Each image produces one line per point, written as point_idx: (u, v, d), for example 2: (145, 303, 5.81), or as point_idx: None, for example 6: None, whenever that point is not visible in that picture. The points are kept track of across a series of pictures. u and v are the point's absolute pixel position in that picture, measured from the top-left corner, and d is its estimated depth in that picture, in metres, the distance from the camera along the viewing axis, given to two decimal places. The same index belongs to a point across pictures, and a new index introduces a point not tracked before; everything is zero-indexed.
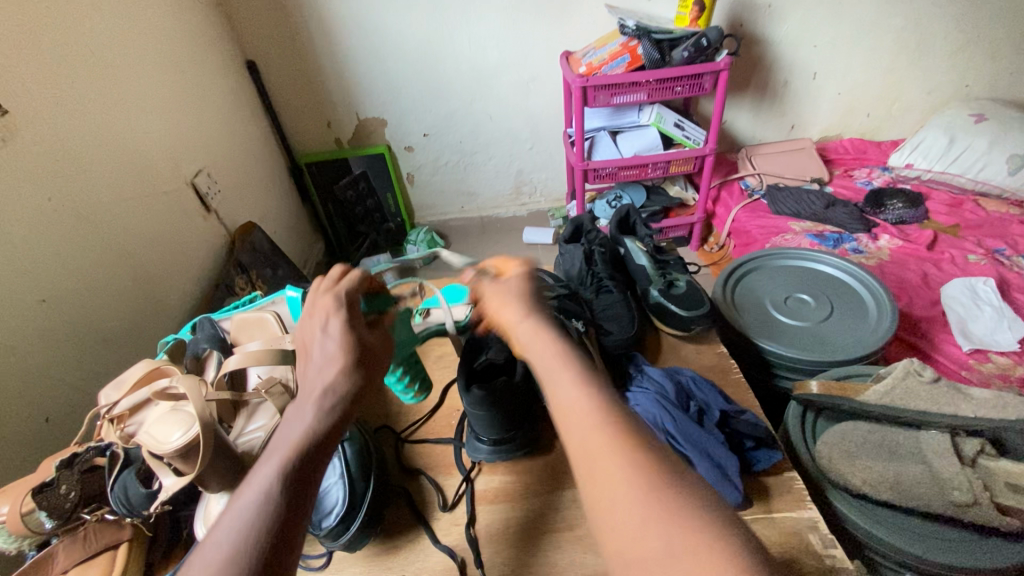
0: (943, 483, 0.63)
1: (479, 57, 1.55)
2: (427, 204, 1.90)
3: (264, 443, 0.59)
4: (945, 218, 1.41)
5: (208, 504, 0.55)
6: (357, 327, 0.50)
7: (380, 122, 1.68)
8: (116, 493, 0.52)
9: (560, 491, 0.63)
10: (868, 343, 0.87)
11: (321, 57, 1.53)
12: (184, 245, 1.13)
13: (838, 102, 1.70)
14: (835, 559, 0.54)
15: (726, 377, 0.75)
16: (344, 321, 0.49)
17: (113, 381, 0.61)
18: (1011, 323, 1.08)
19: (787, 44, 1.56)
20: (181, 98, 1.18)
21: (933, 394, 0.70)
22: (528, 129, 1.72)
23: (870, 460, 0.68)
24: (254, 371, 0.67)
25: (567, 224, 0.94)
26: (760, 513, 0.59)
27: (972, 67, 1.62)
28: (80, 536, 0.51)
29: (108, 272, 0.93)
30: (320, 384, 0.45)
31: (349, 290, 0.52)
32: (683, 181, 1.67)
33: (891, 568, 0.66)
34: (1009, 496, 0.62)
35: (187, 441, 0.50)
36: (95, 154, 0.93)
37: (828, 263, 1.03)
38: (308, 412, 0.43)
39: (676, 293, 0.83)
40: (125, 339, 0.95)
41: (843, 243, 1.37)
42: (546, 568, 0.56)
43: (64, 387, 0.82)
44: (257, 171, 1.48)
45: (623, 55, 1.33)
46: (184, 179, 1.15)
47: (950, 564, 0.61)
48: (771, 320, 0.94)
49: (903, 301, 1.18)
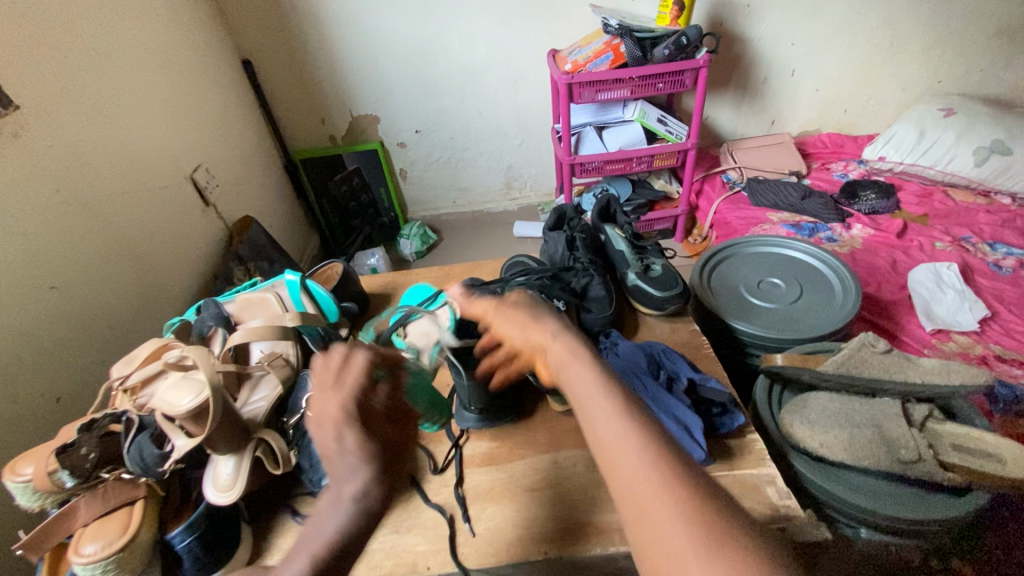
0: (892, 442, 0.69)
1: (469, 55, 1.60)
2: (420, 199, 1.95)
3: (267, 410, 0.64)
4: (915, 208, 1.48)
5: (215, 466, 0.59)
6: (377, 429, 0.44)
7: (373, 119, 1.73)
8: (131, 455, 0.56)
9: (542, 455, 0.69)
10: (833, 322, 0.93)
11: (315, 56, 1.57)
12: (184, 237, 1.17)
13: (816, 98, 1.76)
14: (790, 508, 0.60)
15: (698, 352, 0.81)
16: (360, 432, 0.42)
17: (124, 358, 0.67)
18: (971, 305, 1.14)
19: (765, 42, 1.62)
20: (180, 96, 1.23)
21: (884, 362, 0.77)
22: (517, 126, 1.78)
23: (828, 425, 0.72)
24: (256, 347, 0.72)
25: (551, 213, 0.99)
26: (722, 470, 0.65)
27: (944, 64, 1.68)
28: (99, 492, 0.56)
29: (114, 261, 0.97)
30: (347, 493, 0.41)
31: (356, 392, 0.44)
32: (667, 175, 1.73)
33: (848, 524, 0.72)
34: (951, 454, 0.68)
35: (198, 404, 0.55)
36: (100, 149, 0.97)
37: (797, 249, 1.09)
38: (335, 515, 0.41)
39: (653, 275, 0.89)
40: (130, 325, 0.99)
41: (817, 233, 1.44)
42: (528, 521, 0.62)
43: (75, 369, 0.86)
44: (253, 167, 1.52)
45: (606, 53, 1.38)
46: (183, 173, 1.19)
47: (899, 518, 0.67)
48: (744, 302, 1.00)
49: (872, 286, 1.24)
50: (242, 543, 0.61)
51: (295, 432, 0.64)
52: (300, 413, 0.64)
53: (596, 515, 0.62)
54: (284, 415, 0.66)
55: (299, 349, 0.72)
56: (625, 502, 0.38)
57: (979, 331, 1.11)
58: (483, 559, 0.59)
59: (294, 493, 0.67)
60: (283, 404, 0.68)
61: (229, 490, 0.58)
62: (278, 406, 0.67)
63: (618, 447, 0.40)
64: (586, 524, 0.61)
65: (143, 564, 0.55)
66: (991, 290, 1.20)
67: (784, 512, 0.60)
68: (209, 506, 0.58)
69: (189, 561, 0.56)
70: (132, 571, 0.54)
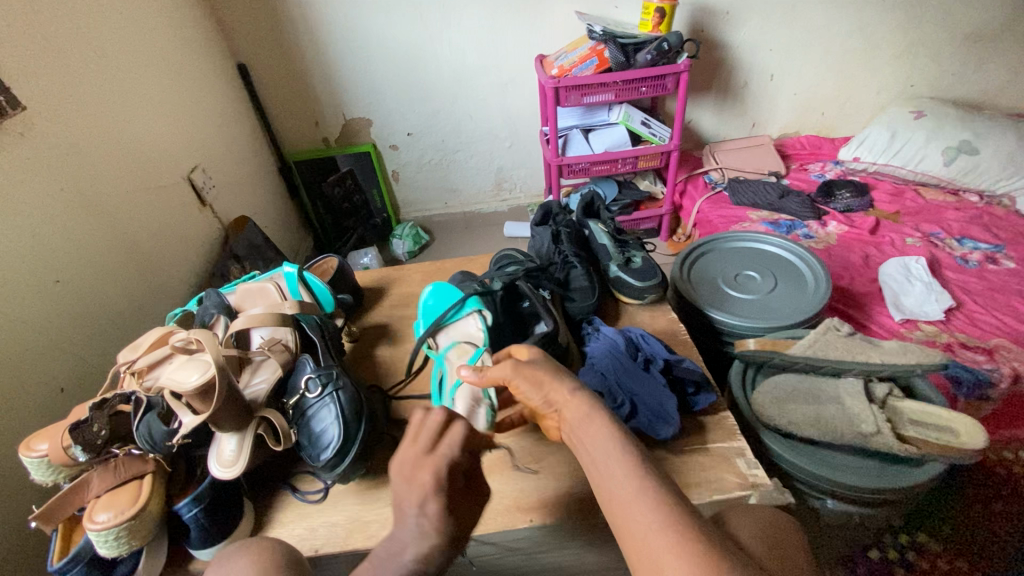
0: (854, 417, 0.74)
1: (459, 60, 1.65)
2: (412, 201, 1.99)
3: (267, 391, 0.68)
4: (888, 206, 1.54)
5: (219, 444, 0.63)
6: (454, 504, 0.45)
7: (366, 122, 1.77)
8: (141, 431, 0.60)
9: (528, 433, 0.73)
10: (804, 311, 0.98)
11: (308, 60, 1.62)
12: (182, 235, 1.20)
13: (795, 102, 1.83)
14: (758, 476, 0.65)
15: (675, 339, 0.86)
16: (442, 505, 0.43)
17: (129, 345, 0.70)
18: (938, 296, 1.20)
19: (745, 48, 1.68)
20: (177, 99, 1.26)
21: (848, 345, 0.82)
22: (506, 128, 1.83)
23: (795, 403, 0.78)
24: (257, 333, 0.77)
25: (538, 209, 1.04)
26: (696, 444, 0.70)
27: (915, 69, 1.76)
28: (110, 467, 0.59)
29: (116, 257, 1.00)
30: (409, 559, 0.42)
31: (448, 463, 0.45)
32: (652, 176, 1.78)
33: (814, 495, 0.77)
34: (909, 428, 0.74)
35: (205, 381, 0.59)
36: (102, 150, 1.01)
37: (773, 244, 1.14)
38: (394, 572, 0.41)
39: (633, 267, 0.94)
40: (131, 320, 1.02)
41: (795, 230, 1.50)
42: (515, 493, 0.66)
43: (79, 360, 0.89)
44: (248, 168, 1.55)
45: (591, 58, 1.44)
46: (181, 174, 1.23)
47: (860, 486, 0.72)
48: (721, 293, 1.05)
49: (846, 280, 1.30)
50: (245, 516, 0.65)
51: (294, 413, 0.68)
52: (299, 394, 0.68)
53: (579, 485, 0.66)
54: (284, 397, 0.70)
55: (298, 336, 0.76)
56: (636, 550, 0.39)
57: (945, 320, 1.17)
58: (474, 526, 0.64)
59: (294, 471, 0.72)
60: (282, 387, 0.71)
61: (233, 465, 0.61)
62: (278, 388, 0.71)
63: (629, 498, 0.41)
64: (569, 493, 0.65)
65: (151, 532, 0.58)
66: (957, 282, 1.26)
67: (752, 480, 0.65)
68: (214, 480, 0.62)
69: (196, 530, 0.60)
70: (142, 538, 0.57)
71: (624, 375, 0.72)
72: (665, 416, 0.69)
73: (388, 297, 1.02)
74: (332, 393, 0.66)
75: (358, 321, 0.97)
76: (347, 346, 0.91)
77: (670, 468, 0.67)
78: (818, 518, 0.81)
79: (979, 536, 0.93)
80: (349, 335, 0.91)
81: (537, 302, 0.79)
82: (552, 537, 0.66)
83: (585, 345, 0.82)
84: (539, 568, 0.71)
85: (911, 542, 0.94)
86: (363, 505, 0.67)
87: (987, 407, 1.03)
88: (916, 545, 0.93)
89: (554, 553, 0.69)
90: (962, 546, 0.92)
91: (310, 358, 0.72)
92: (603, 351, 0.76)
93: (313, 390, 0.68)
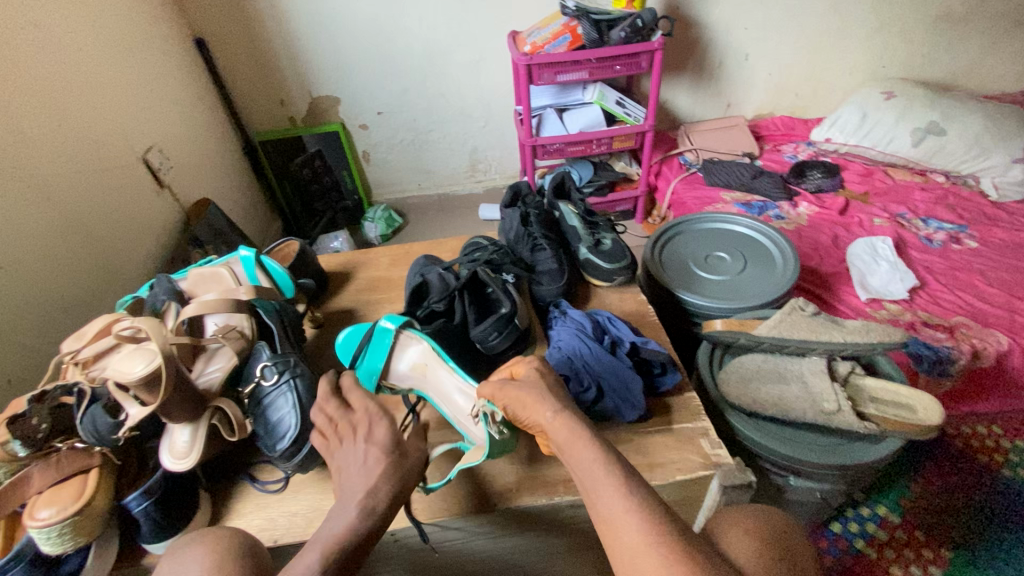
0: (815, 396, 0.75)
1: (430, 36, 1.60)
2: (384, 182, 1.95)
3: (222, 380, 0.66)
4: (857, 186, 1.56)
5: (171, 436, 0.61)
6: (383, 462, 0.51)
7: (334, 100, 1.71)
8: (85, 425, 0.57)
9: None
10: (773, 290, 0.98)
11: (272, 35, 1.55)
12: (139, 218, 1.15)
13: (769, 82, 1.82)
14: (720, 456, 0.66)
15: (642, 320, 0.86)
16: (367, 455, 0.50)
17: (73, 335, 0.67)
18: (902, 276, 1.23)
19: (720, 26, 1.66)
20: (130, 74, 1.19)
21: (812, 324, 0.81)
22: (480, 107, 1.79)
23: (760, 382, 0.79)
24: (212, 320, 0.75)
25: (507, 190, 1.01)
26: (660, 424, 0.70)
27: (887, 49, 1.76)
28: (53, 461, 0.56)
29: (66, 243, 0.95)
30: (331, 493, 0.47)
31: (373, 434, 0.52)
32: (627, 157, 1.77)
33: (777, 472, 0.79)
34: (869, 405, 0.75)
35: (151, 370, 0.56)
36: (46, 127, 0.95)
37: (741, 224, 1.15)
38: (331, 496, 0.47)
39: (603, 249, 0.93)
40: (83, 307, 0.97)
41: (766, 211, 1.51)
42: (477, 478, 0.66)
43: (25, 350, 0.85)
44: (209, 148, 1.49)
45: (565, 35, 1.40)
46: (136, 154, 1.17)
47: (822, 464, 0.73)
48: (691, 275, 1.05)
49: (815, 260, 1.32)
50: (200, 508, 0.63)
51: (249, 402, 0.65)
52: (254, 382, 0.66)
53: (543, 468, 0.67)
54: (239, 384, 0.68)
55: (254, 322, 0.74)
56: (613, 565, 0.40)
57: (908, 299, 1.20)
58: (437, 513, 0.63)
59: (253, 461, 0.70)
60: (238, 375, 0.70)
61: (185, 457, 0.59)
62: (234, 376, 0.69)
63: (616, 511, 0.41)
64: (534, 475, 0.66)
65: (99, 528, 0.56)
66: (922, 262, 1.29)
67: (715, 460, 0.66)
68: (166, 473, 0.59)
69: (147, 524, 0.58)
70: (89, 533, 0.55)
71: (594, 360, 0.71)
72: (630, 399, 0.69)
73: (355, 281, 0.99)
74: (288, 381, 0.64)
75: (321, 306, 0.94)
76: (310, 333, 0.89)
77: (635, 450, 0.67)
78: (781, 494, 0.82)
79: (935, 505, 0.96)
80: (311, 320, 0.89)
81: (497, 286, 0.78)
82: (516, 521, 0.66)
83: (551, 328, 0.82)
84: (505, 552, 0.71)
85: (872, 515, 0.97)
86: (324, 493, 0.66)
87: (946, 382, 1.06)
88: (877, 518, 0.96)
89: (519, 536, 0.69)
90: (920, 516, 0.95)
91: (266, 345, 0.69)
92: (575, 334, 0.75)
93: (268, 378, 0.66)
